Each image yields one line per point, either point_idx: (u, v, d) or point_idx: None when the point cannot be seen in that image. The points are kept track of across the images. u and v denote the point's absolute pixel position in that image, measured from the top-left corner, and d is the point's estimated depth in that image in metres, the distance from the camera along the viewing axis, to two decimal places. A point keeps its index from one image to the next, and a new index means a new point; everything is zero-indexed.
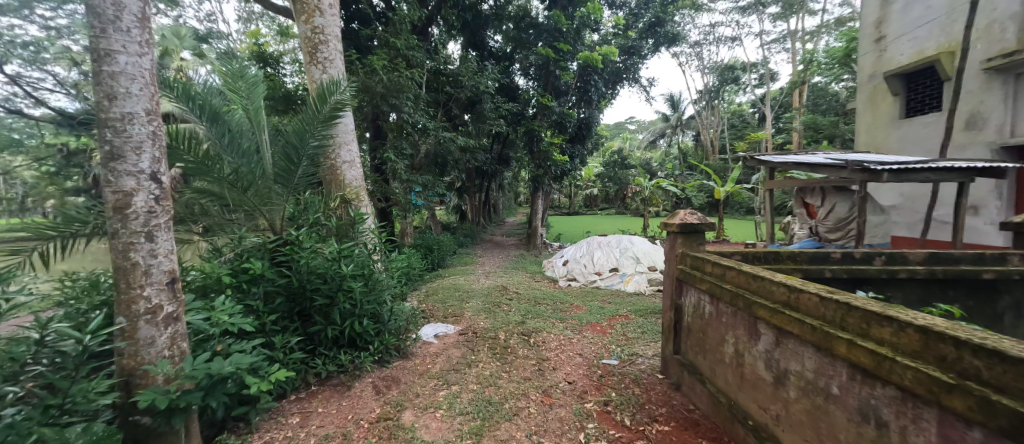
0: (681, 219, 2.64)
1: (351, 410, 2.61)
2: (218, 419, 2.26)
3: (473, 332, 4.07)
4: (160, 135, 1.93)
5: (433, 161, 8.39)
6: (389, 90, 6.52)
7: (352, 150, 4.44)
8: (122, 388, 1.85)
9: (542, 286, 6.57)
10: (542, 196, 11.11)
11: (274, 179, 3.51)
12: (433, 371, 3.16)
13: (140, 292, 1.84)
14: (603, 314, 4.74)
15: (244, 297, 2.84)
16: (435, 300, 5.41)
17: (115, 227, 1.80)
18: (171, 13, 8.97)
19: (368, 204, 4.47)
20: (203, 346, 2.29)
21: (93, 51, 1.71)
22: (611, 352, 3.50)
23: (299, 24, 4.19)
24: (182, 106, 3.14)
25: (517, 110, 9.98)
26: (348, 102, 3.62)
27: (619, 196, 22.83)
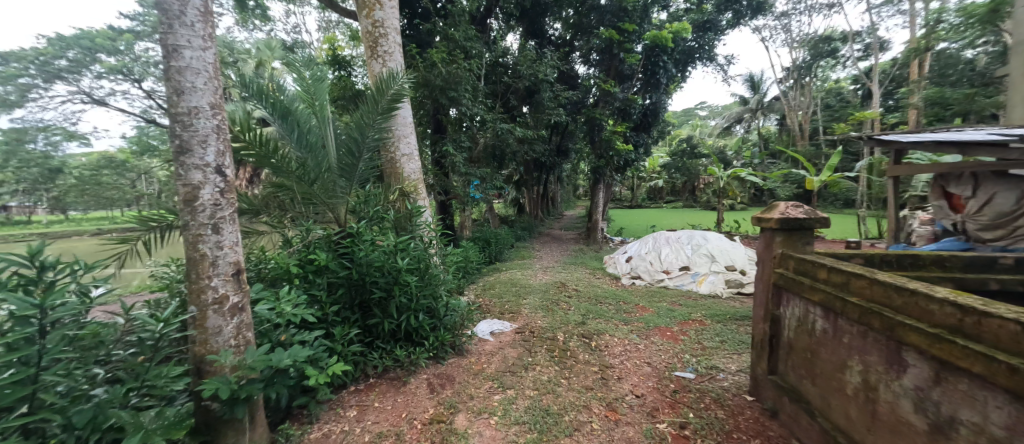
0: (781, 213, 2.17)
1: (405, 408, 2.58)
2: (282, 407, 2.36)
3: (530, 331, 3.89)
4: (225, 128, 1.98)
5: (491, 154, 8.31)
6: (448, 82, 6.46)
7: (410, 142, 4.46)
8: (194, 373, 1.93)
9: (603, 283, 6.19)
10: (603, 188, 10.59)
11: (339, 173, 3.58)
12: (489, 372, 3.03)
13: (208, 283, 1.89)
14: (673, 318, 4.27)
15: (310, 288, 2.90)
16: (491, 295, 5.33)
17: (185, 219, 1.86)
18: (264, 27, 9.93)
19: (425, 196, 4.45)
20: (269, 336, 2.36)
21: (163, 47, 1.78)
22: (685, 363, 3.10)
23: (361, 19, 4.25)
24: (255, 103, 3.27)
25: (577, 98, 9.55)
26: (406, 92, 3.57)
27: (688, 188, 21.22)
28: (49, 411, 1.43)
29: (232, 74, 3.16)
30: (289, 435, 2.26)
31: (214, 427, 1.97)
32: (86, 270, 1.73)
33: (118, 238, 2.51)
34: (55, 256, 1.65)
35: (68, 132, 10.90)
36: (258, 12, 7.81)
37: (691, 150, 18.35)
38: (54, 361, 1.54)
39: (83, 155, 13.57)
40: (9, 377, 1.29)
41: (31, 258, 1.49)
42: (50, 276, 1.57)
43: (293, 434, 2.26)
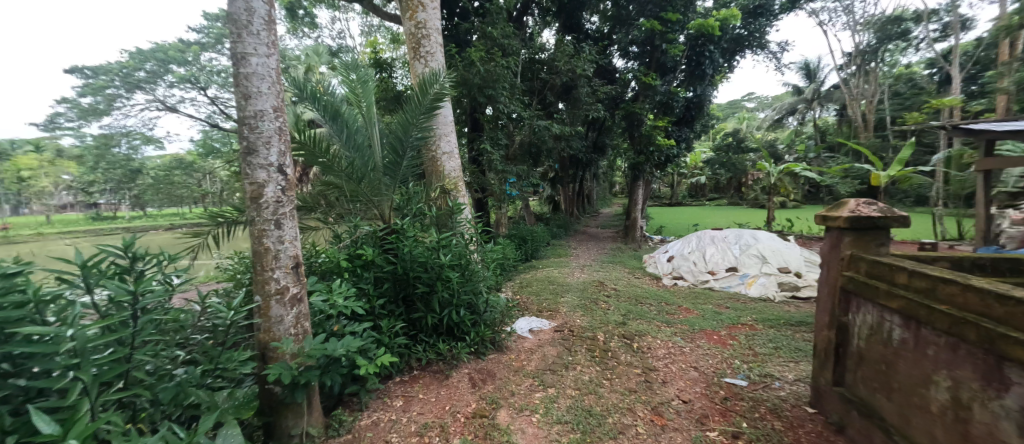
0: (850, 212, 2.00)
1: (448, 401, 2.65)
2: (335, 394, 2.50)
3: (569, 330, 3.87)
4: (286, 130, 2.10)
5: (527, 151, 8.27)
6: (486, 80, 6.48)
7: (451, 141, 4.54)
8: (259, 358, 2.08)
9: (643, 283, 6.02)
10: (642, 185, 10.28)
11: (384, 171, 3.70)
12: (528, 369, 3.05)
13: (271, 275, 2.02)
14: (720, 322, 4.07)
15: (358, 281, 3.03)
16: (529, 292, 5.33)
17: (252, 215, 2.00)
18: (312, 34, 10.44)
19: (465, 194, 4.50)
20: (323, 326, 2.50)
21: (233, 55, 1.93)
22: (736, 369, 2.96)
23: (405, 21, 4.36)
24: (308, 105, 3.45)
25: (615, 93, 9.31)
26: (448, 92, 3.63)
27: (733, 185, 20.13)
28: (141, 386, 1.59)
29: (288, 78, 3.36)
30: (342, 420, 2.40)
31: (275, 411, 2.11)
32: (169, 260, 1.89)
33: (192, 232, 2.75)
34: (146, 247, 1.84)
35: (145, 137, 12.06)
36: (307, 20, 8.23)
37: (737, 145, 17.40)
38: (145, 343, 1.72)
39: (157, 157, 14.94)
40: (109, 355, 1.45)
41: (125, 248, 1.67)
42: (142, 265, 1.75)
43: (345, 420, 2.40)
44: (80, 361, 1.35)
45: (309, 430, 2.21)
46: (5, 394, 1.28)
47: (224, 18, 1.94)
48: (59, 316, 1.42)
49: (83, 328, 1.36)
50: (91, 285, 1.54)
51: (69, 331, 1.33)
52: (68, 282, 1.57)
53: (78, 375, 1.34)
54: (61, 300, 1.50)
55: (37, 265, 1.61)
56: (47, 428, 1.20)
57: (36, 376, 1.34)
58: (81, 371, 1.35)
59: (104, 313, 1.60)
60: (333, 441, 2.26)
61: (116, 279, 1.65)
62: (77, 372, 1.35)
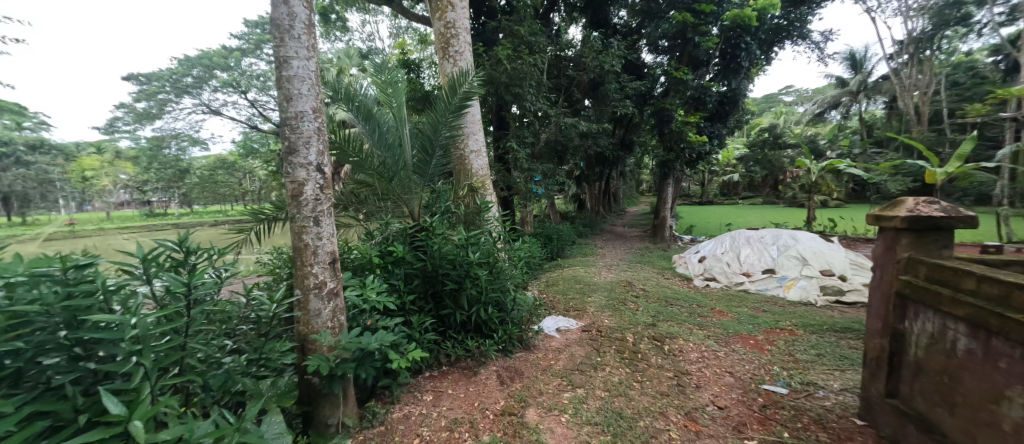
0: (908, 212, 1.87)
1: (477, 398, 2.70)
2: (368, 387, 2.58)
3: (597, 331, 3.83)
4: (324, 130, 2.18)
5: (553, 149, 8.22)
6: (513, 78, 6.48)
7: (479, 139, 4.57)
8: (300, 350, 2.17)
9: (673, 284, 5.87)
10: (672, 183, 10.02)
11: (413, 170, 3.77)
12: (556, 369, 3.05)
13: (310, 270, 2.10)
14: (757, 326, 3.91)
15: (390, 277, 3.10)
16: (555, 291, 5.31)
17: (293, 212, 2.08)
18: (344, 37, 10.76)
19: (493, 192, 4.51)
20: (357, 320, 2.58)
21: (277, 60, 2.04)
22: (775, 376, 2.83)
23: (434, 22, 4.42)
24: (342, 105, 3.56)
25: (644, 89, 9.10)
26: (476, 91, 3.66)
27: (769, 183, 19.28)
28: (193, 373, 1.69)
29: (324, 80, 3.48)
30: (375, 412, 2.48)
31: (314, 401, 2.21)
32: (218, 255, 1.99)
33: (235, 227, 2.89)
34: (198, 241, 1.95)
35: (192, 139, 12.83)
36: (340, 24, 8.50)
37: (773, 141, 16.64)
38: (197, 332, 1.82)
39: (203, 158, 15.86)
40: (166, 343, 1.55)
41: (179, 242, 1.78)
42: (194, 259, 1.86)
43: (378, 412, 2.47)
44: (141, 348, 1.45)
45: (345, 420, 2.29)
46: (77, 376, 1.40)
47: (268, 25, 2.04)
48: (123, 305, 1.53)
49: (143, 317, 1.46)
50: (151, 276, 1.66)
51: (133, 318, 1.43)
52: (129, 274, 1.68)
53: (140, 360, 1.44)
54: (124, 290, 1.62)
55: (102, 258, 1.73)
56: (114, 410, 1.29)
57: (103, 360, 1.45)
58: (142, 356, 1.46)
59: (161, 303, 1.71)
60: (368, 432, 2.34)
61: (171, 271, 1.77)
62: (139, 357, 1.46)
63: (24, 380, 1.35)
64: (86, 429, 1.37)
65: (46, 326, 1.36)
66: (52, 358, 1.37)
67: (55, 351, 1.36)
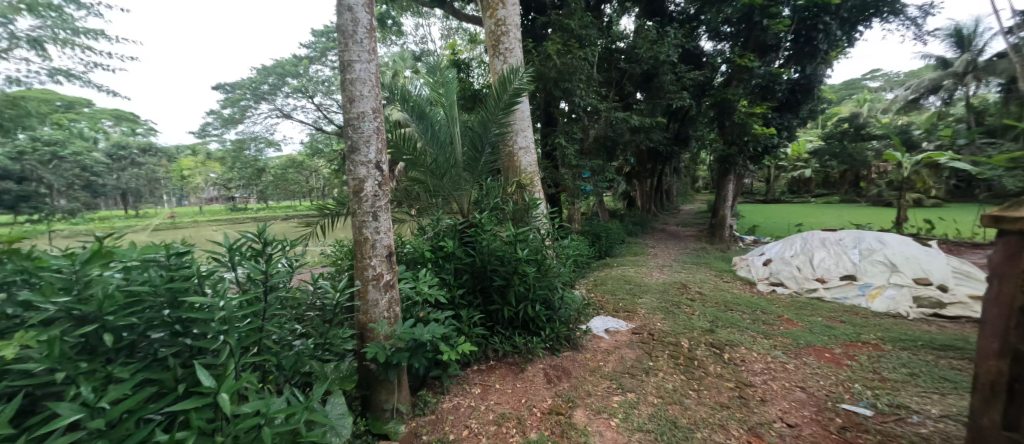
0: None
1: (524, 394, 2.72)
2: (420, 376, 2.69)
3: (649, 334, 3.70)
4: (383, 129, 2.29)
5: (603, 145, 7.99)
6: (563, 73, 6.38)
7: (527, 136, 4.57)
8: (359, 337, 2.31)
9: (733, 288, 5.48)
10: (733, 180, 9.36)
11: (463, 167, 3.84)
12: (605, 371, 3.00)
13: (369, 262, 2.22)
14: (834, 338, 3.54)
15: (440, 271, 3.19)
16: (604, 290, 5.19)
17: (354, 208, 2.21)
18: (400, 41, 11.22)
19: (541, 189, 4.48)
20: (411, 311, 2.70)
21: (342, 64, 2.17)
22: (856, 395, 2.57)
23: (485, 20, 4.47)
24: (397, 105, 3.70)
25: (703, 79, 8.55)
26: (526, 87, 3.65)
27: (848, 180, 17.36)
28: (270, 353, 1.86)
29: (382, 81, 3.65)
30: (427, 401, 2.58)
31: (370, 386, 2.34)
32: (291, 246, 2.17)
33: (304, 220, 3.12)
34: (273, 234, 2.14)
35: (268, 141, 14.11)
36: (395, 28, 8.87)
37: (854, 132, 14.90)
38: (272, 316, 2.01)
39: (276, 158, 17.38)
40: (248, 324, 1.72)
41: (258, 233, 1.96)
42: (270, 249, 2.04)
43: (429, 401, 2.57)
44: (228, 328, 1.63)
45: (399, 406, 2.41)
46: (178, 350, 1.60)
47: (335, 32, 2.19)
48: (213, 289, 1.72)
49: (229, 300, 1.64)
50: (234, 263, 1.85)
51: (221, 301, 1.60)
52: (219, 262, 1.89)
53: (226, 338, 1.62)
54: (215, 276, 1.82)
55: (198, 247, 1.96)
56: (206, 382, 1.46)
57: (197, 337, 1.65)
58: (228, 334, 1.63)
59: (244, 288, 1.90)
60: (419, 420, 2.44)
61: (251, 260, 1.95)
62: (225, 336, 1.63)
63: (138, 350, 1.56)
64: (182, 397, 1.55)
65: (153, 304, 1.57)
66: (157, 333, 1.58)
67: (159, 326, 1.57)
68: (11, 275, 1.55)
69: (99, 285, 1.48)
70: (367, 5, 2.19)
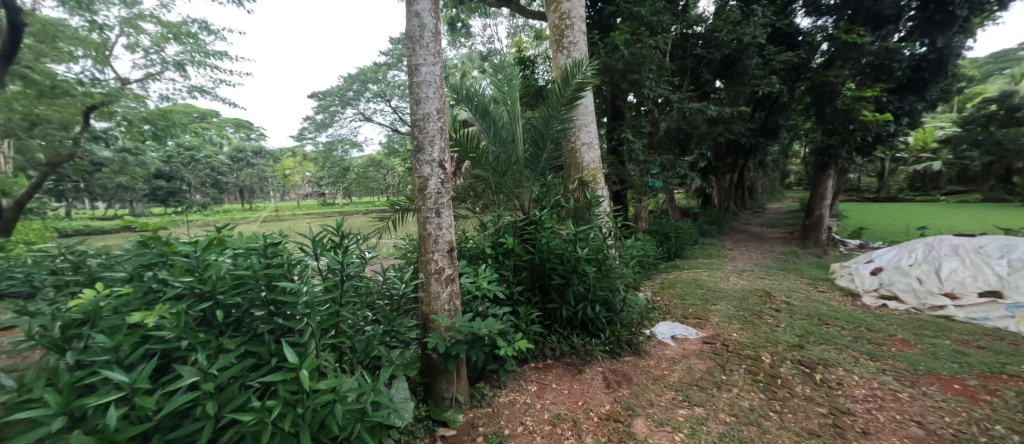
0: None
1: (581, 396, 2.65)
2: (478, 369, 2.74)
3: (724, 345, 3.39)
4: (446, 129, 2.37)
5: (675, 139, 7.47)
6: (631, 64, 6.07)
7: (591, 131, 4.43)
8: (422, 327, 2.42)
9: (830, 299, 4.79)
10: (834, 174, 8.17)
11: (525, 164, 3.84)
12: (671, 381, 2.80)
13: (431, 256, 2.31)
14: (966, 367, 2.93)
15: (500, 268, 3.23)
16: (673, 294, 4.86)
17: (419, 205, 2.32)
18: (469, 42, 11.58)
19: (604, 186, 4.31)
20: (470, 305, 2.77)
21: (409, 68, 2.28)
22: (996, 439, 2.09)
23: (549, 16, 4.41)
24: (462, 105, 3.81)
25: (797, 61, 7.57)
26: (590, 81, 3.53)
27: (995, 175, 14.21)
28: (345, 335, 2.03)
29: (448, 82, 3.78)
30: (484, 394, 2.63)
31: (432, 374, 2.44)
32: (364, 239, 2.35)
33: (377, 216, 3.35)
34: (349, 227, 2.33)
35: (352, 142, 15.49)
36: (464, 30, 9.17)
37: (1004, 116, 12.13)
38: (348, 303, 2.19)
39: (360, 158, 19.03)
40: (327, 309, 1.90)
41: (336, 226, 2.15)
42: (346, 242, 2.23)
43: (486, 394, 2.62)
44: (310, 311, 1.80)
45: (457, 396, 2.48)
46: (272, 327, 1.82)
47: (404, 38, 2.31)
48: (299, 275, 1.92)
49: (312, 287, 1.81)
50: (317, 254, 2.04)
51: (305, 287, 1.78)
52: (305, 252, 2.10)
53: (309, 320, 1.80)
54: (302, 264, 2.02)
55: (288, 238, 2.21)
56: (291, 358, 1.63)
57: (287, 317, 1.85)
58: (310, 316, 1.81)
59: (325, 276, 2.10)
60: (476, 411, 2.49)
61: (330, 251, 2.15)
62: (308, 318, 1.82)
63: (242, 325, 1.80)
64: (274, 369, 1.74)
65: (254, 286, 1.79)
66: (258, 311, 1.82)
67: (259, 306, 1.80)
68: (154, 257, 1.88)
69: (214, 269, 1.73)
70: (433, 9, 2.28)
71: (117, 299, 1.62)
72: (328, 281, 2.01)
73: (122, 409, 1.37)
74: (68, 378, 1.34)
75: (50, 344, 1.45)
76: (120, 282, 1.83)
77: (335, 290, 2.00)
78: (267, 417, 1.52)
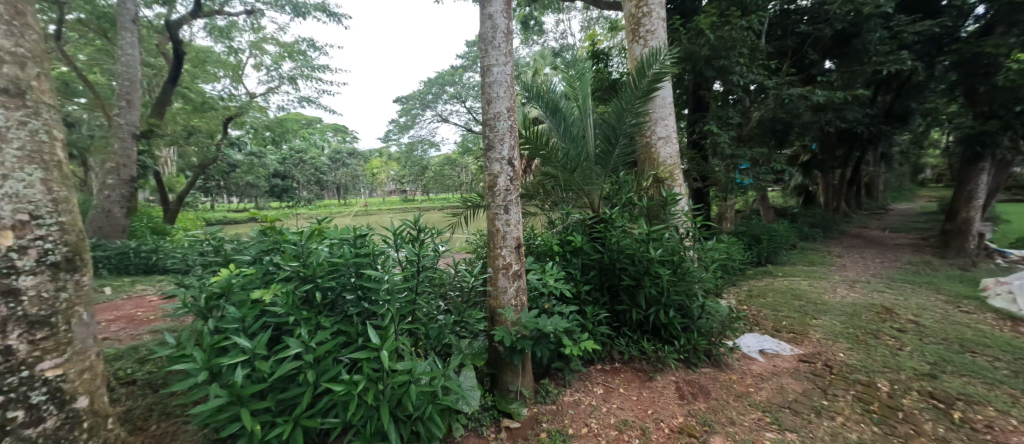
0: None
1: (651, 404, 2.53)
2: (543, 365, 2.76)
3: (826, 366, 2.96)
4: (516, 127, 2.41)
5: (770, 130, 6.67)
6: (718, 49, 5.55)
7: (668, 125, 4.17)
8: (490, 319, 2.49)
9: (977, 322, 3.91)
10: (989, 168, 6.61)
11: (595, 161, 3.73)
12: (757, 400, 2.54)
13: (500, 252, 2.38)
14: None
15: (568, 266, 3.20)
16: (762, 304, 4.38)
17: (489, 201, 2.40)
18: (541, 40, 11.58)
19: (683, 182, 4.03)
20: (536, 301, 2.79)
21: (482, 69, 2.37)
22: None
23: (625, 5, 4.23)
24: (533, 102, 3.83)
25: (937, 31, 6.27)
26: (668, 70, 3.32)
27: None
28: (420, 323, 2.19)
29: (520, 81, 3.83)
30: (548, 391, 2.63)
31: (498, 366, 2.52)
32: (439, 234, 2.50)
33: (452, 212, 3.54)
34: (425, 222, 2.49)
35: (431, 143, 16.51)
36: (536, 28, 9.18)
37: None
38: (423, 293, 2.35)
39: (437, 157, 20.20)
40: (406, 296, 2.06)
41: (414, 221, 2.33)
42: (422, 235, 2.39)
43: (550, 391, 2.62)
44: (391, 298, 1.98)
45: (522, 390, 2.53)
46: (359, 310, 2.03)
47: (478, 40, 2.40)
48: (381, 265, 2.12)
49: (392, 276, 1.98)
50: (396, 246, 2.23)
51: (386, 276, 1.95)
52: (387, 244, 2.30)
53: (388, 306, 1.97)
54: (385, 254, 2.23)
55: (374, 231, 2.44)
56: (373, 338, 1.80)
57: (371, 301, 2.05)
58: (390, 303, 1.98)
59: (403, 267, 2.28)
60: (541, 407, 2.51)
61: (407, 244, 2.32)
62: (389, 304, 1.99)
63: (337, 307, 2.04)
64: (361, 347, 1.95)
65: (345, 273, 2.01)
66: (347, 295, 2.04)
67: (349, 290, 2.02)
68: (270, 244, 2.22)
69: (314, 256, 1.99)
70: (505, 10, 2.33)
71: (243, 277, 1.95)
72: (406, 271, 2.18)
73: (245, 370, 1.64)
74: (209, 340, 1.65)
75: (197, 311, 1.80)
76: (245, 264, 2.19)
77: (412, 280, 2.15)
78: (354, 390, 1.71)
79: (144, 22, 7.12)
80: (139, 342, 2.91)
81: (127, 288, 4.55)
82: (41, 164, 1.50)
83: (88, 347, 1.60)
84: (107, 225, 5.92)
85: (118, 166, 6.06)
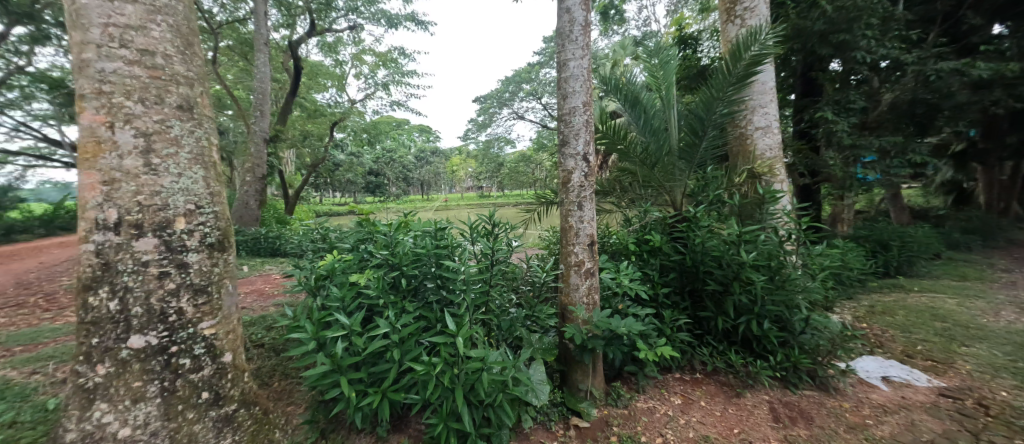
0: None
1: (738, 423, 2.31)
2: (616, 367, 2.68)
3: (982, 406, 2.39)
4: (592, 122, 2.36)
5: (907, 115, 5.55)
6: (837, 21, 4.76)
7: (769, 113, 3.71)
8: (561, 316, 2.49)
9: None
10: None
11: (679, 155, 3.47)
12: (877, 436, 2.15)
13: (572, 248, 2.37)
14: None
15: (644, 266, 3.05)
16: (888, 322, 3.68)
17: (562, 197, 2.40)
18: (621, 30, 11.09)
19: (784, 178, 3.57)
20: (609, 301, 2.71)
21: (558, 64, 2.37)
22: None
23: None
24: (611, 95, 3.69)
25: None
26: (770, 51, 2.96)
27: None
28: (494, 314, 2.28)
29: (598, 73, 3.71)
30: (620, 394, 2.55)
31: (569, 363, 2.50)
32: (512, 229, 2.56)
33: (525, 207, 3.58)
34: (499, 217, 2.57)
35: (508, 140, 16.89)
36: (617, 18, 8.78)
37: None
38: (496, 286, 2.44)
39: (514, 154, 20.60)
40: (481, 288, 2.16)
41: (489, 216, 2.42)
42: (496, 230, 2.47)
43: (623, 395, 2.53)
44: (467, 288, 2.09)
45: (593, 390, 2.49)
46: (439, 299, 2.18)
47: (556, 36, 2.39)
48: (459, 256, 2.25)
49: (468, 268, 2.09)
50: (472, 239, 2.34)
51: (462, 268, 2.07)
52: (464, 237, 2.44)
53: (464, 296, 2.08)
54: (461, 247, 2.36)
55: (452, 225, 2.59)
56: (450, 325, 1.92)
57: (450, 290, 2.18)
58: (466, 293, 2.09)
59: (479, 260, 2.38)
60: (612, 410, 2.43)
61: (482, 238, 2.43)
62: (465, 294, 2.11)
63: (419, 294, 2.22)
64: (439, 333, 2.09)
65: (427, 263, 2.18)
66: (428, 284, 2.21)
67: (429, 279, 2.19)
68: (364, 234, 2.49)
69: (400, 246, 2.19)
70: (583, 3, 2.29)
71: (343, 263, 2.23)
72: (481, 263, 2.28)
73: (343, 343, 1.87)
74: (316, 314, 1.92)
75: (308, 288, 2.10)
76: (344, 251, 2.50)
77: (486, 273, 2.25)
78: (432, 371, 1.84)
79: (274, 44, 8.43)
80: (266, 312, 3.51)
81: (259, 267, 5.50)
82: (203, 164, 1.85)
83: (232, 314, 1.95)
84: (246, 214, 7.19)
85: (255, 165, 7.26)
